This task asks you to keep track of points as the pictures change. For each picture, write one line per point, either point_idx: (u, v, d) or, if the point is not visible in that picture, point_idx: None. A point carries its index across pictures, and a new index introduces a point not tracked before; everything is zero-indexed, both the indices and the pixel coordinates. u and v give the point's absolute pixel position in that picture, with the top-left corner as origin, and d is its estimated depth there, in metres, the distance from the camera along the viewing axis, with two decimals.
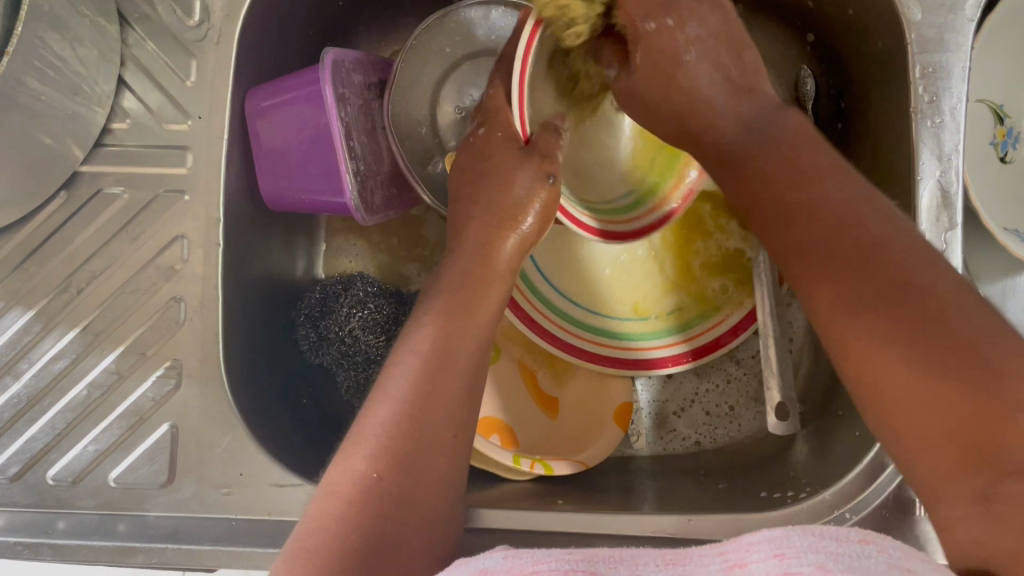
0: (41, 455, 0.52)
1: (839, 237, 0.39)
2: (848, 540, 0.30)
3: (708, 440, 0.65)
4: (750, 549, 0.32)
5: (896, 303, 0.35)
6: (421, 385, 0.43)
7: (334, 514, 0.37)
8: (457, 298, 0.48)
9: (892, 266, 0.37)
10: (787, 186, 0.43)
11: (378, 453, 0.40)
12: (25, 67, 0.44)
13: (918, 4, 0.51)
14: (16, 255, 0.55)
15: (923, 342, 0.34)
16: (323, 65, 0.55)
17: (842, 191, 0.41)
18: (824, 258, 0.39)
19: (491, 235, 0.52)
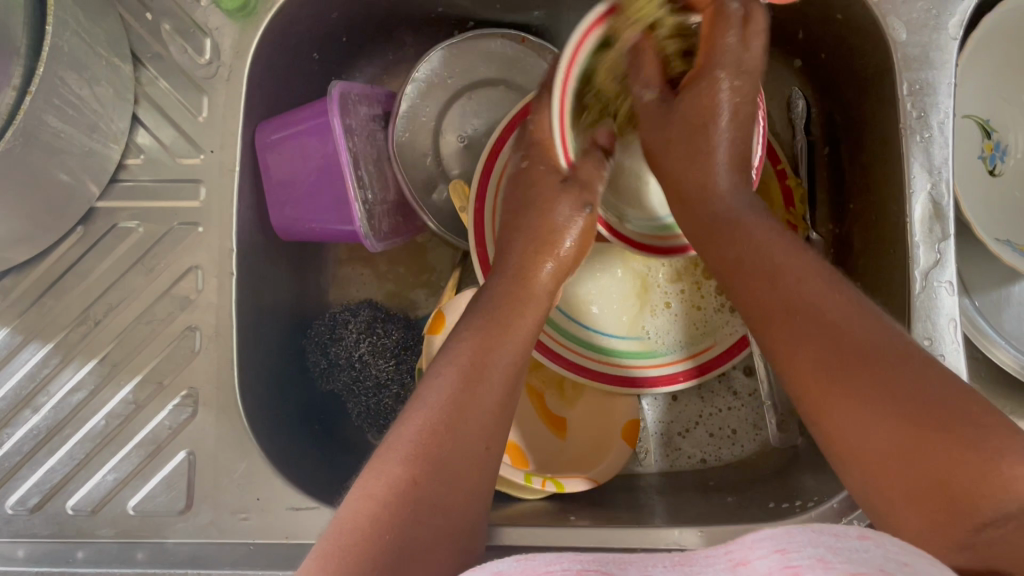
0: (61, 485, 0.53)
1: (811, 312, 0.42)
2: (847, 537, 0.32)
3: (713, 458, 0.66)
4: (752, 547, 0.33)
5: (868, 372, 0.39)
6: (459, 398, 0.44)
7: (370, 516, 0.38)
8: (496, 316, 0.49)
9: (858, 337, 0.40)
10: (758, 272, 0.45)
11: (413, 459, 0.41)
12: (46, 106, 0.45)
13: (903, 24, 0.53)
14: (35, 290, 0.57)
15: (885, 390, 0.38)
16: (330, 97, 0.56)
17: (817, 284, 0.43)
18: (798, 321, 0.42)
19: (528, 258, 0.53)
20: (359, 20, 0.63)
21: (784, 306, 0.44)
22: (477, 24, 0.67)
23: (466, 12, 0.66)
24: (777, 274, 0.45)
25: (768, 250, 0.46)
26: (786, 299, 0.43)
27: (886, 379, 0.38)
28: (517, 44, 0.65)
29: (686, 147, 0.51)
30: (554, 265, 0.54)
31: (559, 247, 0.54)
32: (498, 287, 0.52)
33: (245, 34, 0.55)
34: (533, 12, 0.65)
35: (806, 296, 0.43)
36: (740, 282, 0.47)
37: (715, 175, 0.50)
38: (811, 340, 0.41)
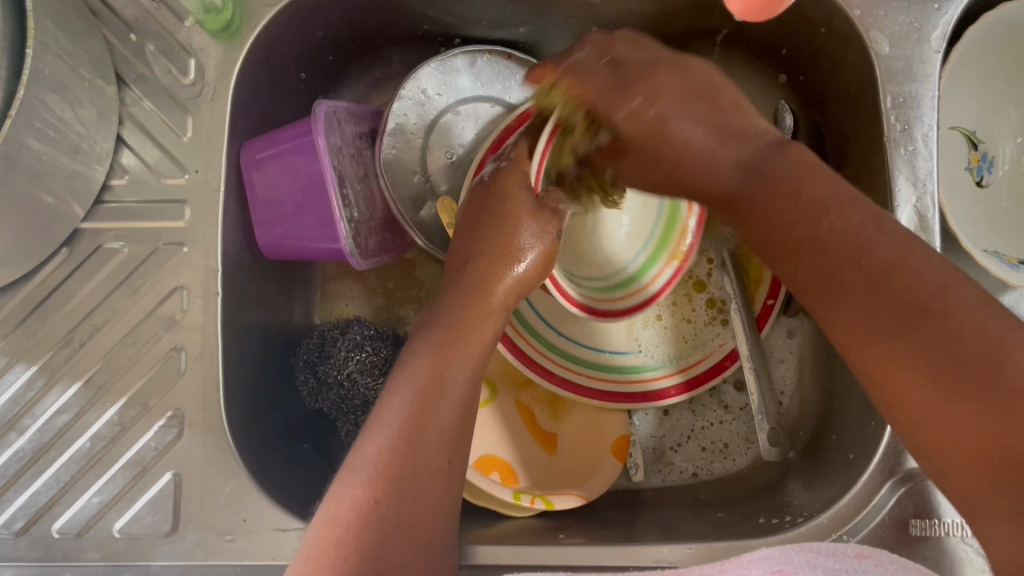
0: (46, 508, 0.53)
1: (860, 259, 0.41)
2: (846, 554, 0.38)
3: (706, 473, 0.65)
4: (750, 566, 0.39)
5: (922, 322, 0.38)
6: (417, 413, 0.44)
7: (336, 539, 0.39)
8: (453, 327, 0.50)
9: (908, 284, 0.39)
10: (796, 230, 0.44)
11: (374, 481, 0.41)
12: (28, 129, 0.45)
13: (885, 37, 0.53)
14: (19, 311, 0.56)
15: (931, 343, 0.37)
16: (314, 116, 0.56)
17: (850, 222, 0.42)
18: (833, 270, 0.42)
19: (486, 270, 0.53)
20: (344, 38, 0.63)
21: (824, 261, 0.43)
22: (463, 41, 0.67)
23: (452, 29, 0.66)
24: (818, 205, 0.44)
25: (785, 216, 0.45)
26: (820, 256, 0.43)
27: (927, 328, 0.38)
28: (503, 60, 0.65)
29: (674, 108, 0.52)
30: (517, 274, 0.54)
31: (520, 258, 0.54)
32: (453, 296, 0.52)
33: (230, 54, 0.55)
34: (519, 29, 0.65)
35: (845, 235, 0.42)
36: (780, 244, 0.46)
37: (715, 174, 0.50)
38: (849, 285, 0.41)
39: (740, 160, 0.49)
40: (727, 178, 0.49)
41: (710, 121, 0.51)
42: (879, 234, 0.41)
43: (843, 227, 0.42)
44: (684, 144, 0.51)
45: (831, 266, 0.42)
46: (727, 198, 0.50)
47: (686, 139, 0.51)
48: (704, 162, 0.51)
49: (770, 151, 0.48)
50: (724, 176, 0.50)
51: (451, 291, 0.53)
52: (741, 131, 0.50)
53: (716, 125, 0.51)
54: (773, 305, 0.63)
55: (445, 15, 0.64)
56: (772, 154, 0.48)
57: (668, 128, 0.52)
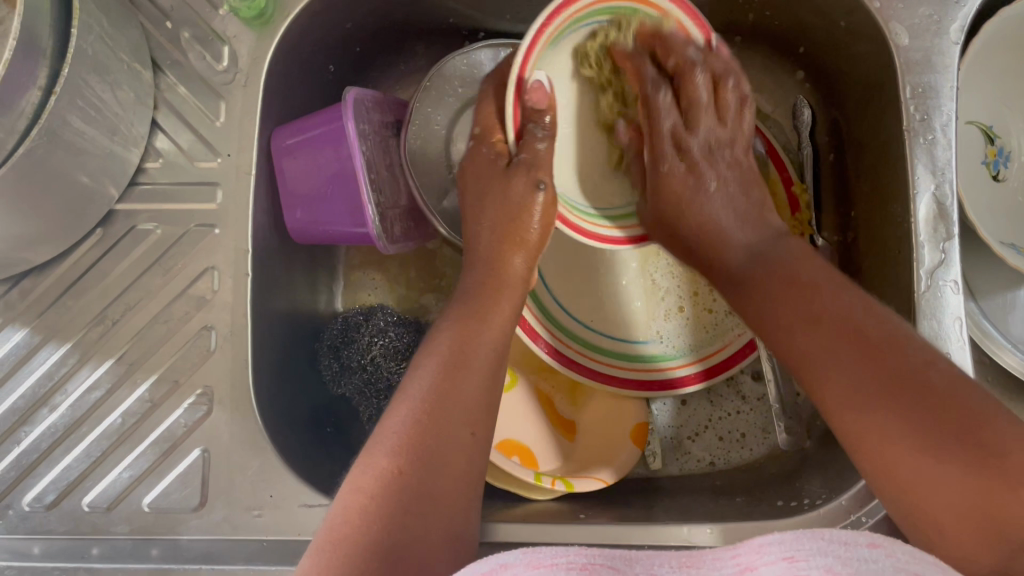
0: (77, 482, 0.54)
1: (879, 365, 0.41)
2: (860, 544, 0.33)
3: (723, 462, 0.66)
4: (760, 553, 0.35)
5: (912, 397, 0.39)
6: (441, 386, 0.46)
7: (358, 508, 0.40)
8: (473, 305, 0.52)
9: (904, 357, 0.41)
10: (824, 329, 0.45)
11: (397, 450, 0.42)
12: (70, 107, 0.46)
13: (905, 29, 0.54)
14: (53, 290, 0.58)
15: (912, 408, 0.38)
16: (345, 102, 0.57)
17: (839, 302, 0.45)
18: (832, 354, 0.43)
19: (498, 251, 0.55)
20: (372, 30, 0.65)
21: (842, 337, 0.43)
22: (487, 35, 0.69)
23: (476, 24, 0.67)
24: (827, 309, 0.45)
25: (762, 299, 0.49)
26: (834, 335, 0.44)
27: (884, 366, 0.41)
28: None
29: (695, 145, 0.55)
30: (525, 257, 0.55)
31: (528, 241, 0.55)
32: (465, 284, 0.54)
33: (262, 42, 0.56)
34: None
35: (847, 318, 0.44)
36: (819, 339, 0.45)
37: (730, 234, 0.53)
38: (841, 349, 0.43)
39: (752, 245, 0.52)
40: (732, 259, 0.52)
41: (749, 217, 0.54)
42: (871, 309, 0.44)
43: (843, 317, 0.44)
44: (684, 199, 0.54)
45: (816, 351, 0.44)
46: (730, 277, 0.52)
47: (719, 220, 0.54)
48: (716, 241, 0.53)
49: (773, 249, 0.51)
50: (728, 256, 0.53)
51: (470, 273, 0.55)
52: (761, 220, 0.54)
53: (753, 219, 0.54)
54: None
55: (470, 9, 0.65)
56: (776, 246, 0.52)
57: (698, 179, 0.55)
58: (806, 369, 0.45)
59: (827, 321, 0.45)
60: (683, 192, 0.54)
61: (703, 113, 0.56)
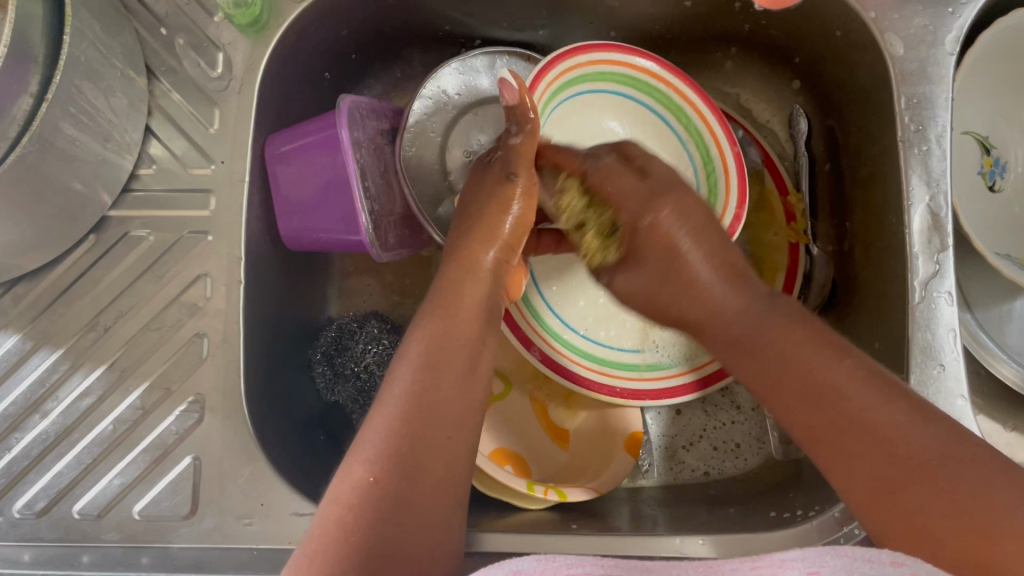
0: (68, 490, 0.54)
1: (873, 424, 0.39)
2: (879, 561, 0.35)
3: (717, 472, 0.66)
4: (783, 566, 0.37)
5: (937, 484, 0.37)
6: (417, 388, 0.45)
7: (337, 521, 0.40)
8: (440, 300, 0.51)
9: (918, 439, 0.38)
10: (807, 396, 0.42)
11: (375, 459, 0.42)
12: (63, 114, 0.46)
13: (900, 39, 0.54)
14: (45, 296, 0.57)
15: (942, 495, 0.36)
16: (340, 110, 0.57)
17: (839, 371, 0.42)
18: (846, 437, 0.40)
19: (468, 248, 0.55)
20: (367, 37, 0.65)
21: (822, 409, 0.41)
22: (483, 42, 0.69)
23: (473, 31, 0.67)
24: (813, 363, 0.43)
25: (763, 355, 0.46)
26: (839, 422, 0.41)
27: (904, 442, 0.38)
28: (523, 61, 0.67)
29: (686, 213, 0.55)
30: (495, 254, 0.55)
31: (498, 234, 0.56)
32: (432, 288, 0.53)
33: (256, 49, 0.56)
34: (538, 32, 0.67)
35: (823, 375, 0.42)
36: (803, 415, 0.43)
37: (717, 296, 0.50)
38: (849, 428, 0.40)
39: (748, 307, 0.48)
40: (721, 324, 0.49)
41: (728, 270, 0.50)
42: (870, 379, 0.41)
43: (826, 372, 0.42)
44: (686, 280, 0.51)
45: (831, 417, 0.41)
46: (732, 336, 0.48)
47: (712, 294, 0.50)
48: (706, 303, 0.50)
49: (769, 301, 0.48)
50: (733, 316, 0.48)
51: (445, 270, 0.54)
52: (747, 276, 0.50)
53: (727, 266, 0.51)
54: None
55: (466, 17, 0.65)
56: (778, 303, 0.48)
57: (675, 251, 0.52)
58: (821, 446, 0.42)
59: (833, 396, 0.41)
60: (665, 252, 0.52)
61: (714, 193, 0.60)
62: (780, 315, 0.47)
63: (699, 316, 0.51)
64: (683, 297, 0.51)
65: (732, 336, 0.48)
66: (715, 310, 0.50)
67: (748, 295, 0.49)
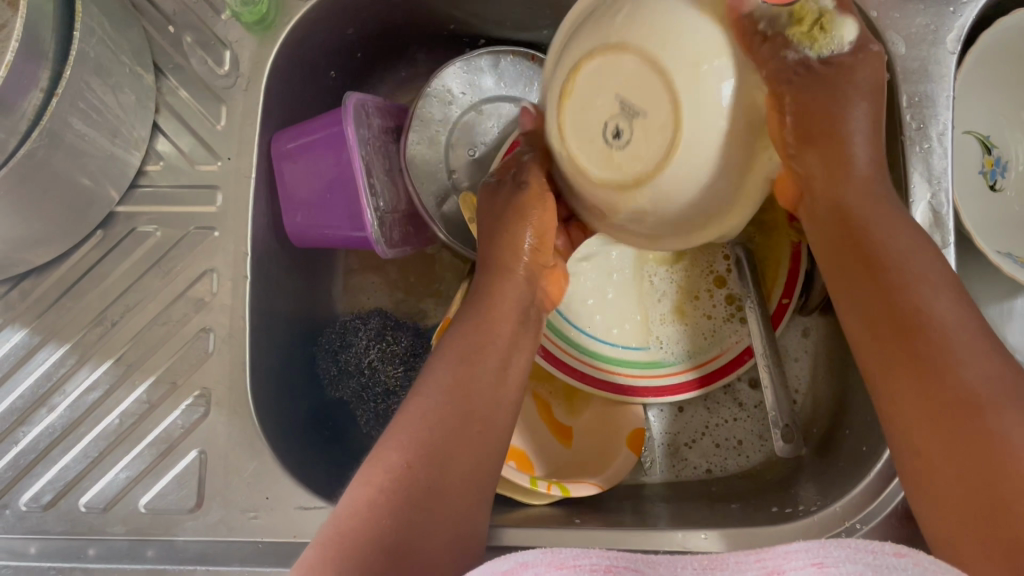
0: (74, 483, 0.54)
1: (944, 352, 0.41)
2: (886, 553, 0.35)
3: (719, 469, 0.66)
4: (787, 557, 0.37)
5: (968, 439, 0.39)
6: (457, 381, 0.48)
7: (367, 502, 0.42)
8: (480, 300, 0.53)
9: (959, 381, 0.40)
10: (885, 292, 0.44)
11: (413, 446, 0.44)
12: (71, 110, 0.47)
13: (902, 38, 0.54)
14: (53, 291, 0.58)
15: (958, 455, 0.39)
16: (345, 108, 0.57)
17: (949, 309, 0.43)
18: (913, 348, 0.42)
19: (501, 248, 0.54)
20: (373, 36, 0.65)
21: (898, 329, 0.43)
22: (487, 42, 0.69)
23: (478, 31, 0.68)
24: (914, 285, 0.44)
25: (881, 239, 0.45)
26: (912, 333, 0.43)
27: (954, 380, 0.41)
28: (527, 62, 0.67)
29: (819, 92, 0.46)
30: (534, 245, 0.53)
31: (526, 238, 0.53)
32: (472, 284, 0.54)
33: (263, 47, 0.57)
34: (542, 31, 0.67)
35: (932, 311, 0.43)
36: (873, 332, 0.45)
37: (854, 155, 0.47)
38: (920, 352, 0.42)
39: (874, 170, 0.47)
40: (849, 193, 0.46)
41: (874, 135, 0.47)
42: (971, 337, 0.42)
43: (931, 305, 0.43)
44: (844, 142, 0.46)
45: (902, 323, 0.43)
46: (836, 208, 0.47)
47: (855, 149, 0.47)
48: (846, 163, 0.47)
49: (882, 190, 0.47)
50: (852, 168, 0.46)
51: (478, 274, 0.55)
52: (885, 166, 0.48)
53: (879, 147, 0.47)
54: (788, 304, 0.63)
55: (471, 16, 0.66)
56: (881, 186, 0.47)
57: (840, 88, 0.46)
58: (874, 344, 0.44)
59: (919, 315, 0.43)
60: (828, 130, 0.46)
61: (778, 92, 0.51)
62: (862, 198, 0.46)
63: (824, 196, 0.47)
64: (834, 146, 0.46)
65: (839, 207, 0.47)
66: (863, 197, 0.46)
67: (873, 155, 0.47)
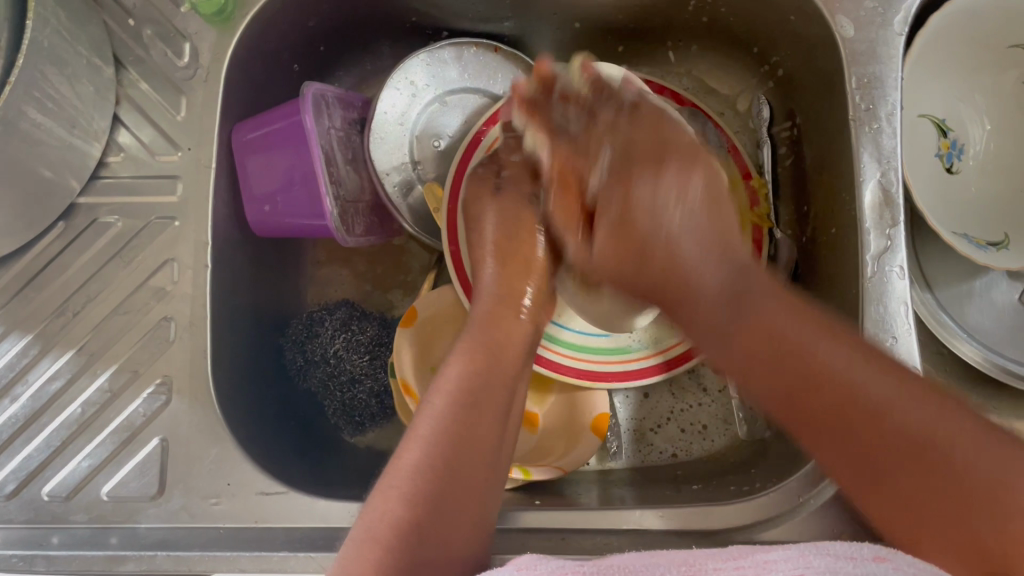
0: (37, 472, 0.55)
1: (853, 391, 0.40)
2: (865, 559, 0.36)
3: (685, 453, 0.66)
4: (768, 566, 0.37)
5: (918, 464, 0.38)
6: (454, 436, 0.45)
7: (375, 560, 0.40)
8: (480, 347, 0.50)
9: (904, 422, 0.39)
10: (772, 358, 0.43)
11: (415, 499, 0.42)
12: (27, 98, 0.47)
13: (850, 21, 0.55)
14: (16, 283, 0.59)
15: (928, 481, 0.38)
16: (304, 97, 0.58)
17: (841, 349, 0.41)
18: (818, 414, 0.41)
19: (502, 282, 0.56)
20: (335, 29, 0.66)
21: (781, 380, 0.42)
22: (450, 34, 0.70)
23: (440, 23, 0.69)
24: (694, 286, 0.47)
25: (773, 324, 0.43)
26: (815, 385, 0.41)
27: (917, 414, 0.39)
28: (490, 53, 0.68)
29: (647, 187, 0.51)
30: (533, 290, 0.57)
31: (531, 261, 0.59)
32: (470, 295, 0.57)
33: (222, 38, 0.57)
34: (503, 23, 0.68)
35: (815, 358, 0.41)
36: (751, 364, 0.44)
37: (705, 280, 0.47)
38: (835, 404, 0.40)
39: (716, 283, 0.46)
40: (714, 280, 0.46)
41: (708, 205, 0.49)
42: (829, 335, 0.42)
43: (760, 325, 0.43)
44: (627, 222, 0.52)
45: (819, 400, 0.41)
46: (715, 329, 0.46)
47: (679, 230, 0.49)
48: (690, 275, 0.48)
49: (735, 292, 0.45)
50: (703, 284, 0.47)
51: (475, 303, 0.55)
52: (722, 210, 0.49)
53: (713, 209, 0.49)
54: None
55: (432, 8, 0.66)
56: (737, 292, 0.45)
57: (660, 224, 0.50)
58: (797, 425, 0.42)
59: (814, 363, 0.41)
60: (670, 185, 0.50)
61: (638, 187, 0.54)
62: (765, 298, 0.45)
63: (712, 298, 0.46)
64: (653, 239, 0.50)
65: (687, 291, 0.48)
66: (670, 223, 0.49)
67: (718, 266, 0.47)
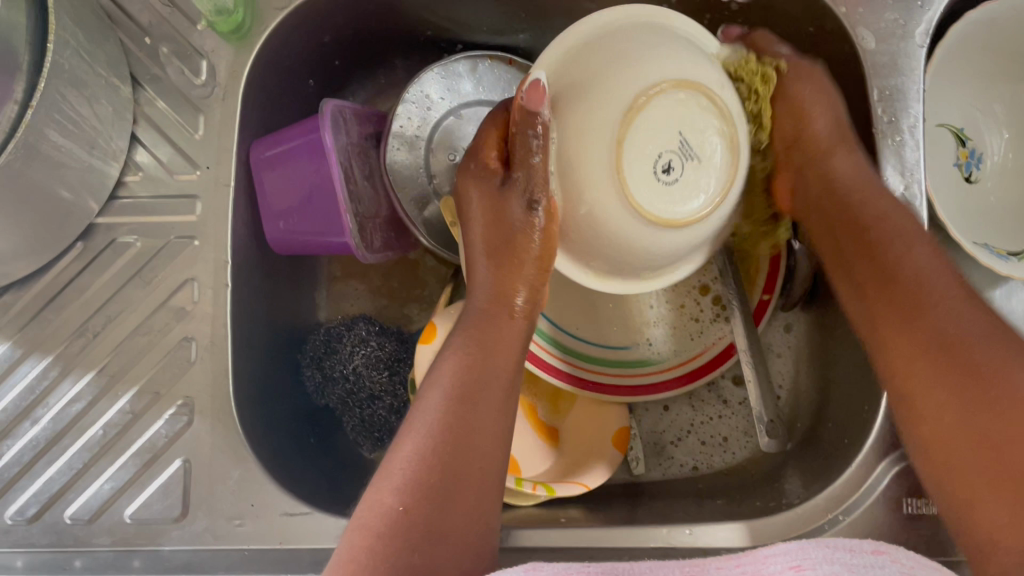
0: (59, 495, 0.54)
1: (936, 294, 0.45)
2: (863, 550, 0.37)
3: (706, 466, 0.66)
4: (766, 560, 0.37)
5: (957, 370, 0.42)
6: (451, 425, 0.45)
7: (367, 550, 0.41)
8: (479, 334, 0.51)
9: (955, 318, 0.44)
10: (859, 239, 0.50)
11: (408, 491, 0.43)
12: (48, 121, 0.47)
13: (871, 34, 0.55)
14: (35, 304, 0.58)
15: (964, 383, 0.41)
16: (323, 114, 0.58)
17: (926, 259, 0.47)
18: (893, 290, 0.47)
19: (501, 278, 0.53)
20: (350, 44, 0.66)
21: (909, 315, 0.45)
22: (465, 47, 0.70)
23: (454, 36, 0.68)
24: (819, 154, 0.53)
25: (876, 205, 0.50)
26: (914, 292, 0.46)
27: (959, 340, 0.43)
28: (505, 65, 0.67)
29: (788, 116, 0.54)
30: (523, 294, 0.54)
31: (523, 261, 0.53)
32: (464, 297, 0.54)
33: (239, 56, 0.57)
34: (518, 35, 0.68)
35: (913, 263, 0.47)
36: (874, 292, 0.48)
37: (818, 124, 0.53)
38: (915, 306, 0.45)
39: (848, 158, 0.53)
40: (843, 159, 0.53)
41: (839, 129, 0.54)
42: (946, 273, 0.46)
43: (902, 262, 0.47)
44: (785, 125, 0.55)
45: (904, 272, 0.47)
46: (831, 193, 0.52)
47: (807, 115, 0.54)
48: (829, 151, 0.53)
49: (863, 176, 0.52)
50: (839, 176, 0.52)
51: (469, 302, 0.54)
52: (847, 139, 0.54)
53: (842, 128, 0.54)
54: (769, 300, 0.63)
55: (447, 21, 0.66)
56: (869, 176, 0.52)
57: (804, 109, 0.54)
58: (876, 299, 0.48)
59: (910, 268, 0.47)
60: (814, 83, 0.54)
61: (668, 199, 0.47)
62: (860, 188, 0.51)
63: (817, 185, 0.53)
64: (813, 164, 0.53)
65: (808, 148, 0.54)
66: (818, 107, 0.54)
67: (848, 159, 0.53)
